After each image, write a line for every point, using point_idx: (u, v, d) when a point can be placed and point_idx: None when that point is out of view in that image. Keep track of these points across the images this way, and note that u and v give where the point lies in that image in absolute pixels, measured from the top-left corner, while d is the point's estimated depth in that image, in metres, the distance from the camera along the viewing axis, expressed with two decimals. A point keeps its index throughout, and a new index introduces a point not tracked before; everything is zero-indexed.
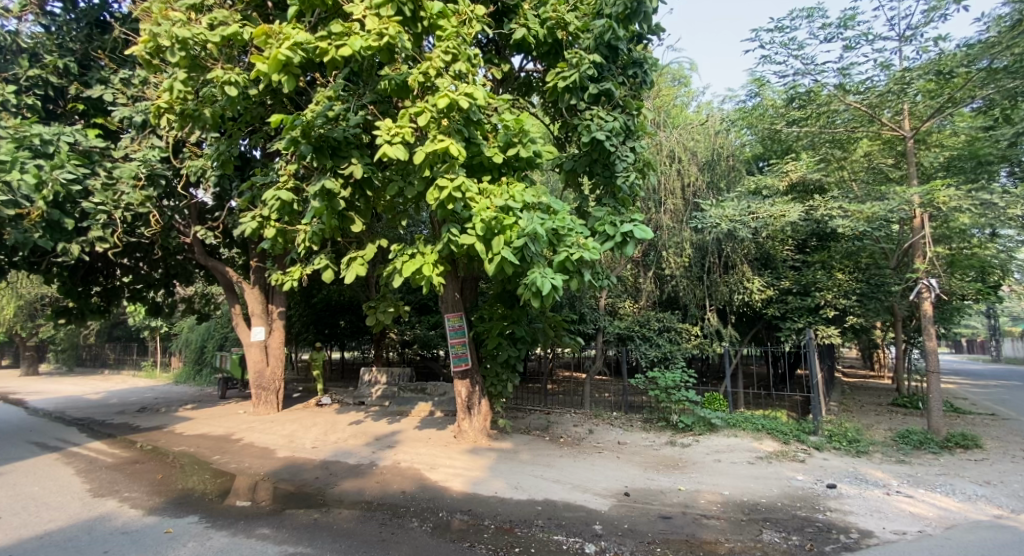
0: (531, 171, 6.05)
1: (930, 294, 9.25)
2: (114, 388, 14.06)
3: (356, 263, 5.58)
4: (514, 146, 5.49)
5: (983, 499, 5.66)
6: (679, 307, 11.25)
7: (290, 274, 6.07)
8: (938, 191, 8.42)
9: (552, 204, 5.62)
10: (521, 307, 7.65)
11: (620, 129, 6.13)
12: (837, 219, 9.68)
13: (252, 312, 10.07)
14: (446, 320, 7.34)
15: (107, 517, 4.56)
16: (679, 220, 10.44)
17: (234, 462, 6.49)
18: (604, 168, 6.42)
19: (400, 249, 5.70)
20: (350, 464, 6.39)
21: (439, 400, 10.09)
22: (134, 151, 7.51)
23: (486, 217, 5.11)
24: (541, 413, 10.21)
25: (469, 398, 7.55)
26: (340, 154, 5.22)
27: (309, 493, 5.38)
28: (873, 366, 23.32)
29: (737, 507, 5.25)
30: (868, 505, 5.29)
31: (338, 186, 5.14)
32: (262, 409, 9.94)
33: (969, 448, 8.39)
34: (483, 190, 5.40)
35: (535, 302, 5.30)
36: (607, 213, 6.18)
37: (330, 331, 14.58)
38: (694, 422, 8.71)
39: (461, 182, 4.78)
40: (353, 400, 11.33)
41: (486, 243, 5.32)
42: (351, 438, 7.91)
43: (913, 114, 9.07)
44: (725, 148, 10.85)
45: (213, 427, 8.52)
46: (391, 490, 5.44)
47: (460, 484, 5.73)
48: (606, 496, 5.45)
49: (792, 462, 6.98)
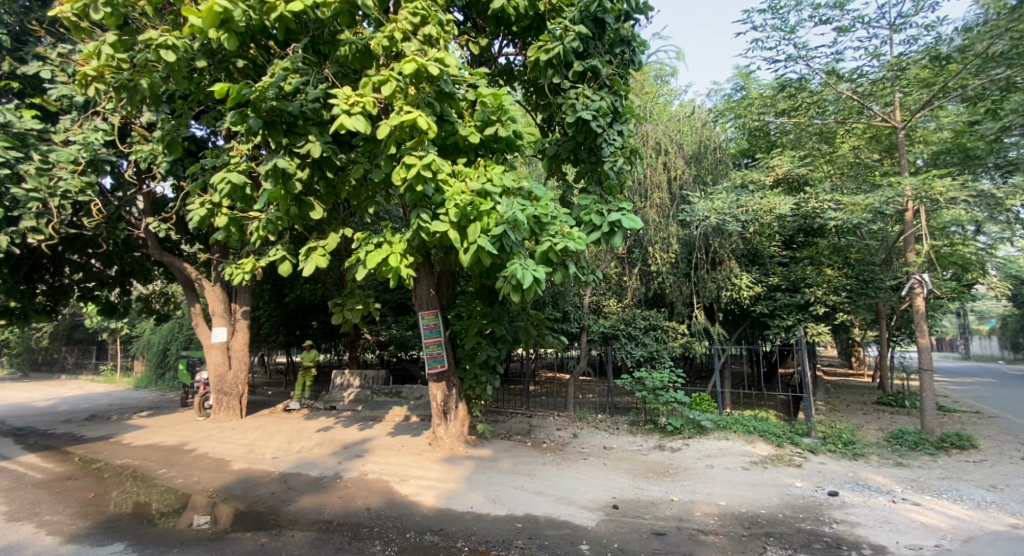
0: (511, 154, 5.57)
1: (923, 289, 8.98)
2: (66, 394, 13.16)
3: (317, 255, 5.02)
4: (491, 125, 4.99)
5: (993, 506, 5.31)
6: (665, 305, 10.82)
7: (243, 267, 5.46)
8: (934, 182, 8.05)
9: (534, 189, 5.16)
10: (501, 304, 7.18)
11: (607, 109, 5.65)
12: (829, 213, 9.37)
13: (213, 311, 9.38)
14: (420, 318, 6.80)
15: (16, 546, 3.93)
16: (666, 214, 10.05)
17: (181, 477, 5.84)
18: (589, 153, 5.98)
19: (364, 238, 5.06)
20: (312, 477, 5.81)
21: (414, 405, 9.51)
22: (75, 134, 6.83)
23: (461, 201, 4.60)
24: (523, 416, 9.70)
25: (445, 402, 7.01)
26: (296, 130, 4.57)
27: (261, 512, 4.78)
28: (851, 364, 23.40)
29: (736, 520, 4.80)
30: (877, 516, 4.91)
31: (293, 166, 4.53)
32: (224, 415, 9.25)
33: (964, 448, 8.11)
34: (458, 172, 4.91)
35: (515, 296, 4.79)
36: (593, 201, 5.74)
37: (302, 332, 13.90)
38: (683, 425, 8.27)
39: (432, 159, 4.21)
40: (324, 405, 10.70)
41: (461, 231, 4.81)
42: (317, 447, 7.31)
43: (904, 105, 8.82)
44: (712, 140, 10.48)
45: (165, 436, 7.83)
46: (355, 507, 4.88)
47: (433, 498, 5.19)
48: (592, 510, 4.96)
49: (788, 466, 6.59)
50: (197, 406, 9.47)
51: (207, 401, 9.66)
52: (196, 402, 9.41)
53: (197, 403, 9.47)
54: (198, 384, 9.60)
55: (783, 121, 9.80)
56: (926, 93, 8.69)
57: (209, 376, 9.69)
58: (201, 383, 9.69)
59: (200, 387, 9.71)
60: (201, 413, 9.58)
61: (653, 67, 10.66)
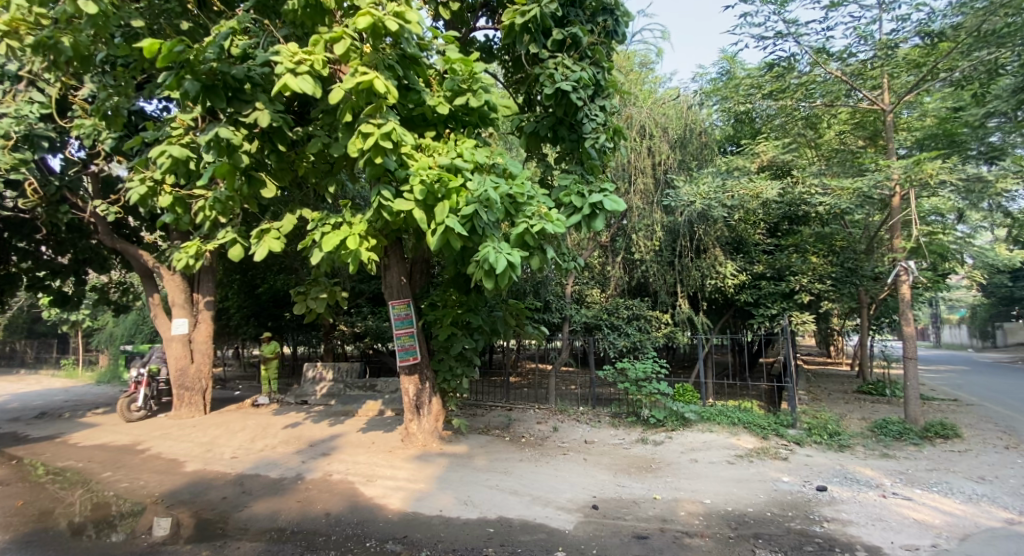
0: (485, 129, 5.19)
1: (908, 277, 8.82)
2: (21, 390, 12.48)
3: (270, 237, 4.61)
4: (462, 94, 4.61)
5: (985, 500, 5.11)
6: (648, 294, 10.54)
7: (188, 251, 4.97)
8: (925, 164, 7.77)
9: (510, 166, 4.81)
10: (477, 292, 6.72)
11: (589, 81, 5.27)
12: (816, 198, 9.19)
13: (172, 301, 8.87)
14: (390, 308, 6.40)
15: None
16: (650, 201, 9.74)
17: (126, 480, 5.38)
18: (571, 130, 5.65)
19: (322, 218, 4.63)
20: (270, 480, 5.39)
21: (388, 399, 9.10)
22: (6, 105, 6.22)
23: (428, 177, 4.20)
24: (502, 409, 9.37)
25: (417, 397, 6.62)
26: (242, 96, 4.12)
27: (208, 520, 4.36)
28: (829, 353, 23.53)
29: (721, 520, 4.51)
30: (868, 513, 4.66)
31: (238, 137, 4.08)
32: (185, 411, 8.75)
33: (949, 438, 7.96)
34: (425, 146, 4.53)
35: (487, 283, 4.41)
36: (574, 181, 5.40)
37: (273, 324, 13.34)
38: (666, 417, 7.99)
39: (392, 128, 3.78)
40: (295, 399, 10.24)
41: (427, 211, 4.42)
42: (282, 445, 6.88)
43: (894, 87, 8.61)
44: (697, 124, 10.16)
45: (117, 435, 7.33)
46: (312, 513, 4.49)
47: (399, 501, 4.82)
48: (570, 511, 4.64)
49: (775, 460, 6.33)
50: (124, 408, 8.29)
51: (133, 404, 8.46)
52: (123, 404, 8.25)
53: (124, 405, 8.29)
54: (129, 382, 8.48)
55: (769, 103, 9.48)
56: (915, 75, 8.46)
57: (145, 373, 8.62)
58: (132, 382, 8.55)
59: (129, 388, 8.57)
60: (128, 417, 8.39)
61: (636, 55, 10.09)
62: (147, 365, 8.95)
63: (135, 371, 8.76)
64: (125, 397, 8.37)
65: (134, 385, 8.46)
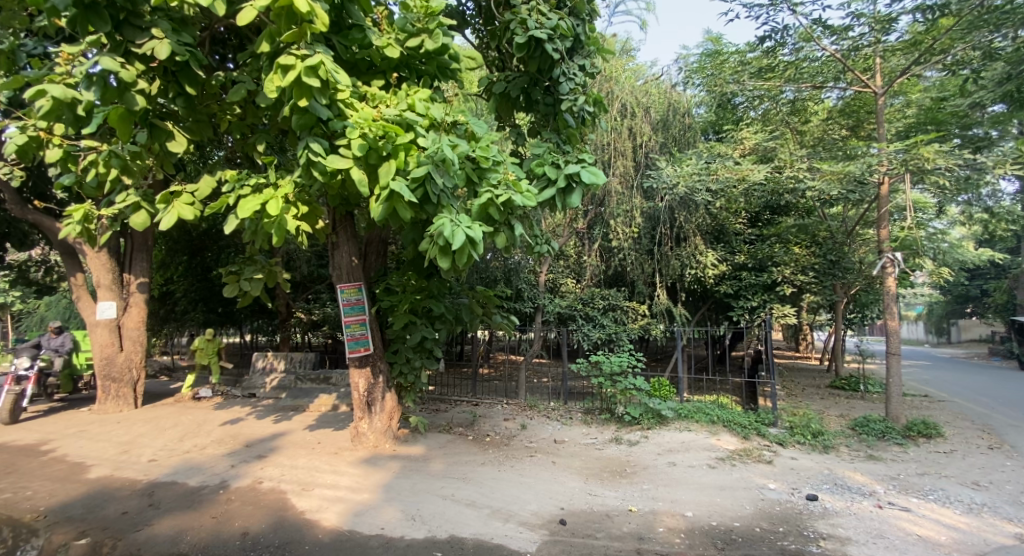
0: (444, 83, 4.57)
1: (894, 269, 8.41)
2: None
3: (181, 203, 3.93)
4: (417, 36, 4.03)
5: (986, 510, 4.64)
6: (625, 284, 9.95)
7: (75, 215, 4.19)
8: (921, 147, 7.30)
9: (473, 126, 4.14)
10: (439, 277, 5.98)
11: (567, 32, 4.64)
12: (804, 182, 8.47)
13: (97, 282, 8.00)
14: (339, 292, 5.62)
15: None
16: (629, 185, 9.19)
17: (13, 490, 4.60)
18: (546, 93, 5.07)
19: (240, 180, 3.93)
20: (187, 489, 4.67)
21: (342, 393, 8.34)
22: None
23: (370, 130, 3.56)
24: (466, 405, 8.71)
25: (369, 392, 5.87)
26: (137, 21, 3.46)
27: (93, 546, 3.62)
28: (798, 348, 23.53)
29: (706, 538, 3.94)
30: (867, 528, 4.15)
31: (127, 71, 3.37)
32: (110, 406, 7.81)
33: (932, 437, 7.47)
34: (368, 95, 3.90)
35: (443, 262, 3.70)
36: (547, 151, 4.79)
37: (224, 310, 12.31)
38: (642, 414, 7.42)
39: (320, 61, 3.16)
40: (242, 392, 9.38)
41: (370, 173, 3.75)
42: (213, 445, 6.12)
43: (886, 70, 8.26)
44: (680, 105, 9.62)
45: (23, 434, 6.46)
46: (226, 534, 3.79)
47: (335, 516, 4.15)
48: (533, 529, 4.01)
49: (759, 463, 5.81)
50: (12, 408, 6.83)
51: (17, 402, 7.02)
52: (11, 399, 6.86)
53: (10, 401, 6.86)
54: (15, 375, 7.09)
55: (754, 83, 9.05)
56: (910, 57, 8.07)
57: (38, 369, 7.34)
58: (19, 375, 7.15)
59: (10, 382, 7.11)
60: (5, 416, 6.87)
61: (620, 41, 9.60)
62: (37, 360, 7.58)
63: (19, 365, 7.33)
64: (11, 391, 6.95)
65: (23, 379, 7.11)
